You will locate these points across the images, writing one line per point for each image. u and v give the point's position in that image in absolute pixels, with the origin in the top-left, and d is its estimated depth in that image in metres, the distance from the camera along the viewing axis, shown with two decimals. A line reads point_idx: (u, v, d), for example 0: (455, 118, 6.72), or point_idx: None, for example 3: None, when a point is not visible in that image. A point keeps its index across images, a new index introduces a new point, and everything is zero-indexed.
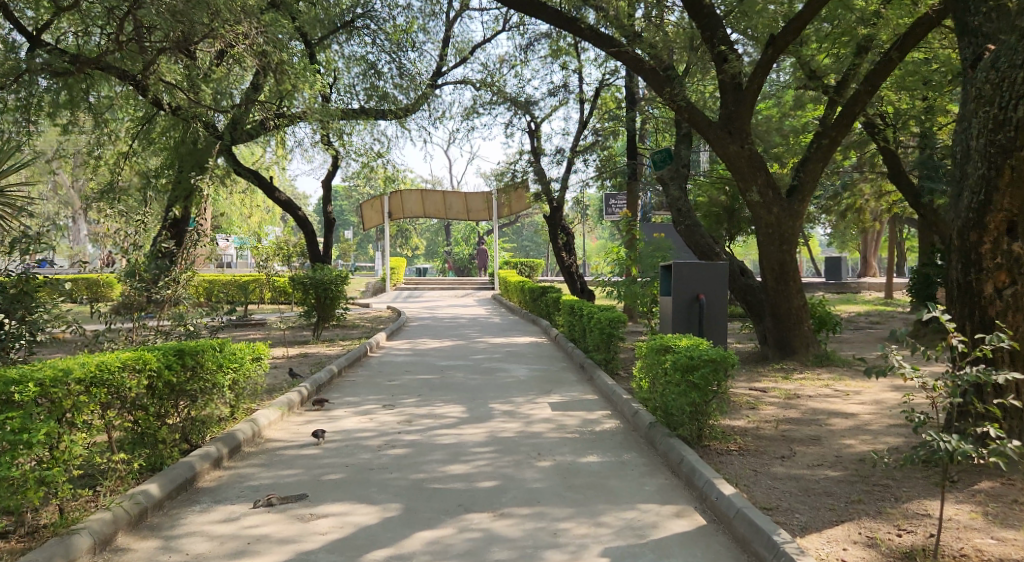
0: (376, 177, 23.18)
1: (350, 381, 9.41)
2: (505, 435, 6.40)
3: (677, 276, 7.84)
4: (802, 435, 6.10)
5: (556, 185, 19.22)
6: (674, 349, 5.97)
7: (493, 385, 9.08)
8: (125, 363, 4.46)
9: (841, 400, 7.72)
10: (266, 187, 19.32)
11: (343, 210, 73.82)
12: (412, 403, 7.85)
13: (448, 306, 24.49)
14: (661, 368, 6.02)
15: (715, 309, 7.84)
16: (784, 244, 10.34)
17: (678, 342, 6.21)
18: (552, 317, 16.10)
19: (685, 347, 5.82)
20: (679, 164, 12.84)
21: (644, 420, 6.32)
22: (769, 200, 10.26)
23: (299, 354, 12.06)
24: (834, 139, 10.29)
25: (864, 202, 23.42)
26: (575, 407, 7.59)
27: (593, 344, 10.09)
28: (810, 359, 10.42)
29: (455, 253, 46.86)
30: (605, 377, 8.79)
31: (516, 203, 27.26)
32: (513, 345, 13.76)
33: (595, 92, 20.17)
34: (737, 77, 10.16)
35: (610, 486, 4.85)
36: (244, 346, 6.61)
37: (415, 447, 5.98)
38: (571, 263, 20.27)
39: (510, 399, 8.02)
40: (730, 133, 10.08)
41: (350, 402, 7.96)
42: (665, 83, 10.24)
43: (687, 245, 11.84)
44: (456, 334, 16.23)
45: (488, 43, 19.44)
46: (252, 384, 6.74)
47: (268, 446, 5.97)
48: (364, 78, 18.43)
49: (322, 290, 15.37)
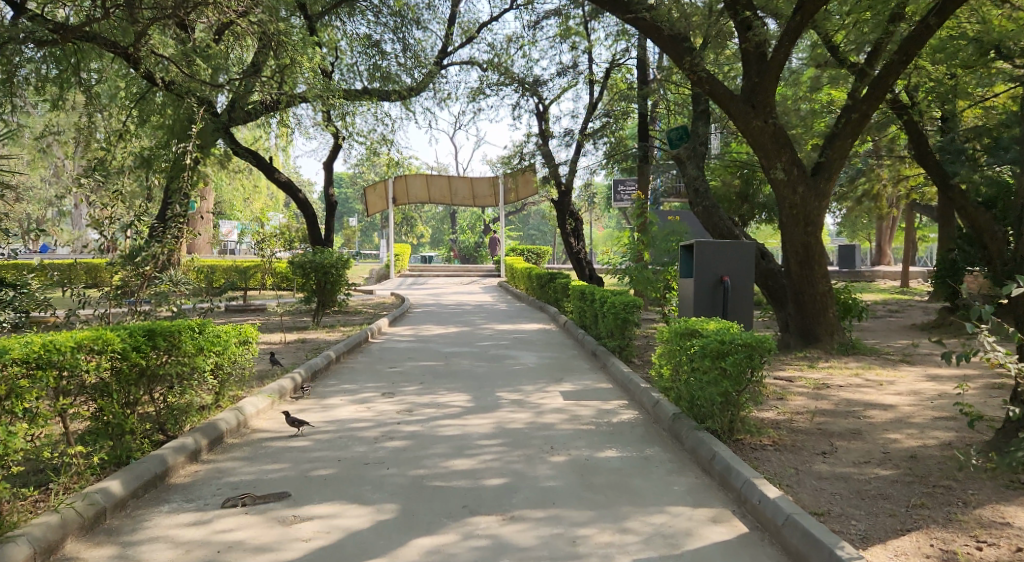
0: (380, 161, 22.64)
1: (349, 368, 8.89)
2: (514, 426, 5.86)
3: (700, 257, 7.30)
4: (841, 428, 5.53)
5: (565, 169, 18.64)
6: (700, 334, 5.46)
7: (501, 374, 8.54)
8: (81, 342, 3.96)
9: (876, 391, 7.14)
10: (266, 169, 18.79)
11: (348, 199, 73.26)
12: (413, 391, 7.31)
13: (453, 293, 23.98)
14: (687, 355, 5.47)
15: (741, 292, 7.30)
16: (809, 226, 9.78)
17: (705, 325, 5.66)
18: (561, 304, 15.54)
19: (715, 330, 5.27)
20: (696, 142, 12.23)
21: (666, 411, 5.77)
22: (794, 178, 9.66)
23: (297, 340, 11.53)
24: (866, 114, 9.67)
25: (882, 188, 22.75)
26: (588, 396, 7.05)
27: (605, 330, 9.55)
28: (835, 348, 9.84)
29: (461, 241, 46.45)
30: (620, 364, 8.23)
31: (522, 189, 26.67)
32: (520, 332, 13.20)
33: (605, 74, 19.58)
34: (762, 46, 9.65)
35: (633, 486, 4.30)
36: (230, 327, 6.09)
37: (415, 439, 5.43)
38: (580, 249, 19.69)
39: (518, 388, 7.47)
40: (753, 107, 9.57)
41: (347, 390, 7.42)
42: (685, 52, 9.78)
43: (705, 228, 11.28)
44: (461, 320, 15.69)
45: (494, 21, 18.87)
46: (240, 369, 6.23)
47: (253, 437, 5.44)
48: (367, 57, 17.89)
49: (323, 274, 14.82)
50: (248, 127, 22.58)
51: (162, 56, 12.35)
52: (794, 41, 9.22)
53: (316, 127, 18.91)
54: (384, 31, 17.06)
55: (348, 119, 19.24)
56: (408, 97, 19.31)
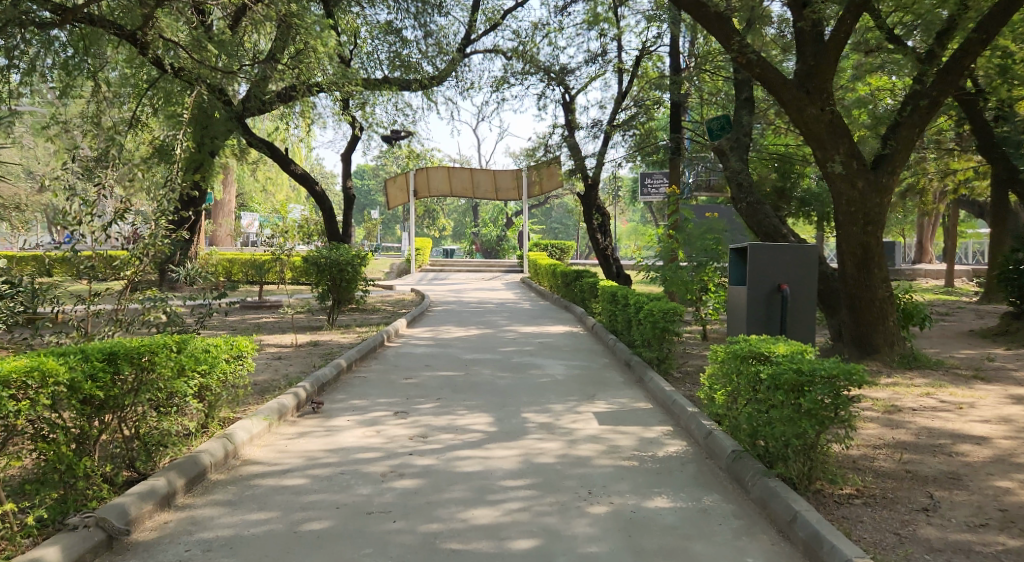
0: (401, 153, 21.90)
1: (360, 378, 8.09)
2: (544, 461, 5.04)
3: (754, 262, 6.43)
4: (933, 471, 4.67)
5: (592, 161, 17.72)
6: (769, 360, 4.64)
7: (526, 387, 7.73)
8: (9, 375, 3.25)
9: (958, 418, 6.25)
10: (280, 161, 17.99)
11: (369, 191, 72.64)
12: (429, 410, 6.51)
13: (475, 289, 23.18)
14: (753, 383, 4.63)
15: (801, 302, 6.44)
16: (869, 225, 8.90)
17: (772, 347, 4.82)
18: (588, 304, 14.70)
19: (787, 358, 4.44)
20: (739, 133, 11.34)
21: (723, 446, 4.93)
22: (853, 171, 8.86)
23: (309, 343, 10.77)
24: (936, 100, 8.86)
25: (927, 182, 21.65)
26: (627, 421, 6.21)
27: (640, 339, 8.68)
28: (895, 361, 8.93)
29: (484, 235, 45.74)
30: (660, 380, 7.38)
31: (547, 181, 25.85)
32: (546, 335, 12.38)
33: (635, 62, 18.68)
34: (818, 26, 9.04)
35: (696, 556, 3.49)
36: (221, 341, 5.32)
37: (429, 478, 4.63)
38: (608, 246, 18.79)
39: (547, 408, 6.66)
40: (808, 94, 8.83)
41: (358, 408, 6.64)
42: (732, 33, 9.06)
43: (749, 226, 10.36)
44: (483, 320, 14.91)
45: (520, 7, 18.08)
46: (232, 388, 5.45)
47: (243, 471, 4.64)
48: (387, 46, 17.12)
49: (338, 271, 14.01)
50: (264, 118, 21.89)
51: (172, 41, 11.66)
52: (857, 19, 8.61)
53: (335, 118, 18.23)
54: (405, 17, 16.29)
55: (367, 109, 18.53)
56: (430, 86, 18.55)
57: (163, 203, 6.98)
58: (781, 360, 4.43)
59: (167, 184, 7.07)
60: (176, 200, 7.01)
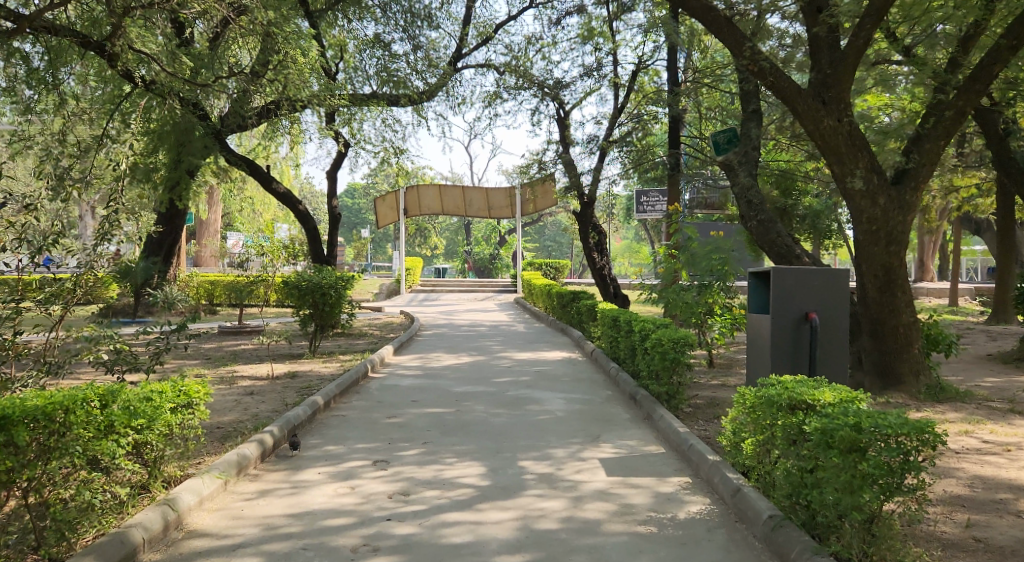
0: (390, 171, 21.24)
1: (338, 417, 7.30)
2: (546, 527, 4.28)
3: (778, 289, 5.72)
4: (1008, 540, 3.93)
5: (587, 178, 17.02)
6: (815, 412, 3.90)
7: (523, 426, 6.97)
8: None
9: (1015, 465, 5.52)
10: (263, 179, 17.20)
11: (359, 209, 71.79)
12: (413, 459, 5.74)
13: (467, 311, 22.40)
14: (796, 438, 3.89)
15: (833, 332, 5.74)
16: (892, 244, 8.20)
17: (815, 394, 4.06)
18: (586, 328, 13.93)
19: (837, 409, 3.70)
20: (748, 146, 10.71)
21: (758, 509, 4.16)
22: (873, 188, 8.16)
23: (287, 374, 9.97)
24: (962, 111, 8.18)
25: (931, 197, 21.08)
26: (640, 471, 5.44)
27: (647, 370, 7.92)
28: (921, 393, 8.19)
29: (476, 253, 45.05)
30: (672, 419, 6.62)
31: (542, 199, 25.19)
32: (542, 362, 11.63)
33: (630, 76, 18.11)
34: (836, 32, 8.39)
35: None
36: (165, 388, 4.57)
37: (408, 553, 3.87)
38: (604, 266, 18.05)
39: (548, 454, 5.90)
40: (824, 104, 8.17)
41: (334, 456, 5.87)
42: (745, 39, 8.49)
43: (760, 245, 9.68)
44: (475, 345, 14.15)
45: (513, 20, 17.54)
46: (183, 440, 4.70)
47: (184, 548, 3.88)
48: (375, 59, 16.37)
49: (320, 295, 13.18)
50: (248, 134, 21.11)
51: (143, 53, 10.92)
52: (875, 24, 7.94)
53: (320, 135, 17.55)
54: (394, 30, 15.63)
55: (355, 125, 17.87)
56: (420, 102, 17.90)
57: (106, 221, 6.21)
58: (831, 412, 3.69)
59: (111, 200, 6.31)
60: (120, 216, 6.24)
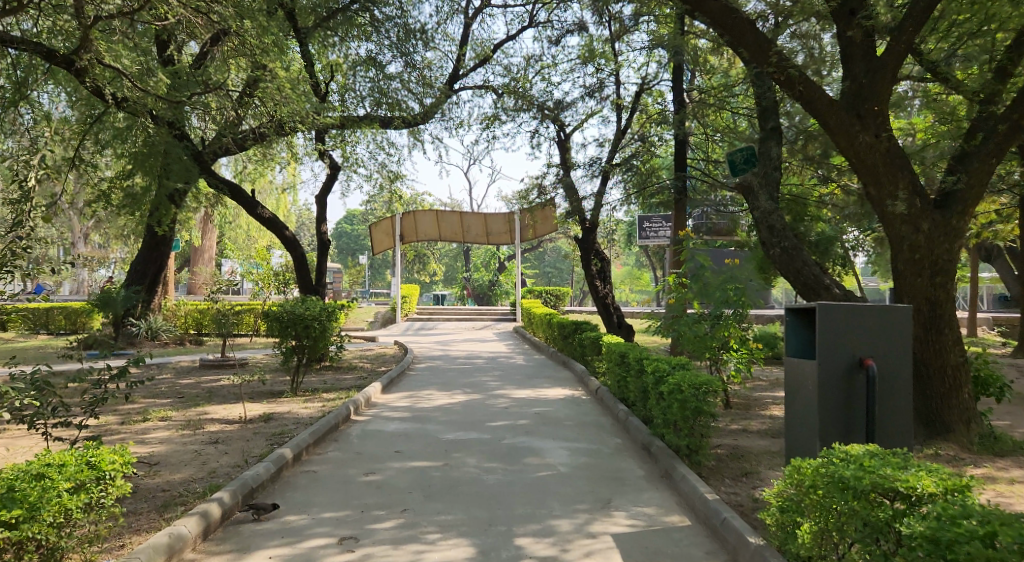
0: (385, 195, 20.33)
1: (308, 474, 6.32)
2: None
3: (826, 330, 4.78)
4: None
5: (589, 203, 16.12)
6: (914, 513, 3.03)
7: (521, 487, 5.97)
8: None
9: None
10: (248, 203, 16.25)
11: (358, 236, 70.94)
12: (389, 535, 4.76)
13: (464, 341, 21.38)
14: (898, 543, 3.03)
15: (891, 381, 4.82)
16: (938, 275, 7.30)
17: (920, 484, 3.16)
18: (590, 362, 12.94)
19: (960, 513, 2.84)
20: (768, 166, 9.81)
21: None
22: (916, 212, 7.29)
23: (261, 417, 8.95)
24: (1017, 125, 7.30)
25: None
26: (666, 555, 4.46)
27: (662, 419, 6.93)
28: (975, 444, 7.23)
29: (475, 280, 43.89)
30: (699, 482, 5.64)
31: (542, 225, 24.25)
32: (542, 401, 10.63)
33: (633, 98, 17.34)
34: (872, 38, 7.66)
35: None
36: (71, 461, 3.69)
37: None
38: (607, 295, 17.10)
39: (551, 530, 4.91)
40: (859, 118, 7.38)
41: (295, 530, 4.89)
42: (767, 48, 7.74)
43: (784, 274, 8.76)
44: (470, 380, 13.16)
45: (511, 40, 16.78)
46: (97, 523, 3.72)
47: None
48: (368, 80, 15.41)
49: (303, 328, 12.10)
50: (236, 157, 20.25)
51: (113, 67, 9.95)
52: (919, 26, 7.19)
53: (309, 158, 16.68)
54: (388, 49, 14.71)
55: (347, 148, 17.04)
56: (415, 124, 17.08)
57: (4, 254, 6.13)
58: (942, 521, 2.84)
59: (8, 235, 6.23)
60: (21, 249, 6.18)
